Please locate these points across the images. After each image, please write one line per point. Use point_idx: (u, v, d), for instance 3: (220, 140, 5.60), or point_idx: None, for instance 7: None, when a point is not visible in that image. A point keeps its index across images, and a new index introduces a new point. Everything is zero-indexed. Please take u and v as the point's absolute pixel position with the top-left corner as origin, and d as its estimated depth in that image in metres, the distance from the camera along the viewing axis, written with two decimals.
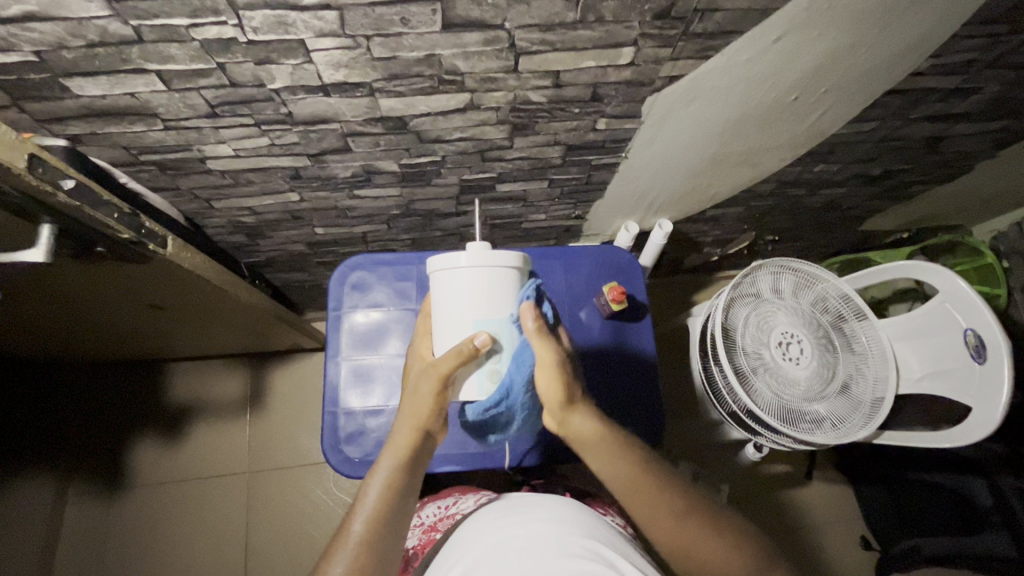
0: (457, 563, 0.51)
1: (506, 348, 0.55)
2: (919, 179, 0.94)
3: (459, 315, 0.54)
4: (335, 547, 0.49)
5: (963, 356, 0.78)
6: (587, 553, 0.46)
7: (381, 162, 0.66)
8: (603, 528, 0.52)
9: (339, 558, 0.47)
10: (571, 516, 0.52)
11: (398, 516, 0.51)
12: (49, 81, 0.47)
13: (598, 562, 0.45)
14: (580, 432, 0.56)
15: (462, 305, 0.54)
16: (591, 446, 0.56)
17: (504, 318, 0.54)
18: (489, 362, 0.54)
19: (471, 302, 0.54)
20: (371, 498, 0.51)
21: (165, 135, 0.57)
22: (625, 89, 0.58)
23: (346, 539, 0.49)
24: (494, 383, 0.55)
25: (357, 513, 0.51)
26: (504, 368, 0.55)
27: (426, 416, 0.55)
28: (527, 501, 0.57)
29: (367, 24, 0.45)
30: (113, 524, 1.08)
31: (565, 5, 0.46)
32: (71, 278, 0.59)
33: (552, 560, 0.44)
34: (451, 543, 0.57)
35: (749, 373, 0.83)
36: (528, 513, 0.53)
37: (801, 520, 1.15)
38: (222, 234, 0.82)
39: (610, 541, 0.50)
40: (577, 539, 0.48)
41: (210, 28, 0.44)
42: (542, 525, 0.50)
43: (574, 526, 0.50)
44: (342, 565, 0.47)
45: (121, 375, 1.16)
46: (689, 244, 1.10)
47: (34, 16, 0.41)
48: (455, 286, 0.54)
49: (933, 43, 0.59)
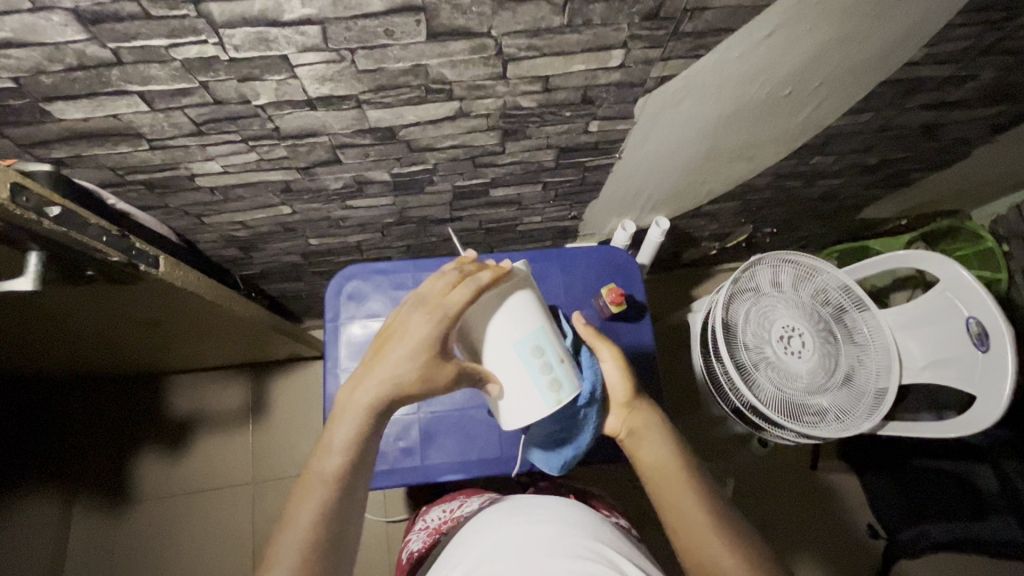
0: (459, 565, 0.50)
1: (551, 355, 0.55)
2: (916, 166, 0.93)
3: (497, 347, 0.54)
4: (301, 490, 0.46)
5: (965, 344, 0.78)
6: (589, 554, 0.46)
7: (372, 172, 0.66)
8: (604, 529, 0.52)
9: (308, 496, 0.46)
10: (574, 517, 0.52)
11: (366, 457, 0.48)
12: (29, 106, 0.47)
13: (600, 565, 0.45)
14: (642, 427, 0.59)
15: (496, 337, 0.54)
16: (648, 434, 0.59)
17: (538, 330, 0.55)
18: (544, 375, 0.54)
19: (504, 326, 0.54)
20: (337, 448, 0.47)
21: (152, 155, 0.56)
22: (616, 91, 0.57)
23: (313, 482, 0.46)
24: (557, 394, 0.54)
25: (326, 456, 0.47)
26: (559, 376, 0.55)
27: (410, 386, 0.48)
28: (529, 500, 0.56)
29: (350, 36, 0.44)
30: (120, 541, 1.08)
31: (552, 10, 0.45)
32: (63, 302, 0.59)
33: (555, 561, 0.44)
34: (453, 546, 0.56)
35: (751, 368, 0.83)
36: (529, 513, 0.52)
37: (809, 510, 1.14)
38: (216, 249, 0.81)
39: (612, 542, 0.50)
40: (579, 540, 0.48)
41: (191, 48, 0.43)
42: (545, 525, 0.49)
43: (577, 527, 0.50)
44: (311, 507, 0.45)
45: (121, 389, 1.16)
46: (687, 239, 1.09)
47: (10, 43, 0.40)
48: (481, 318, 0.54)
49: (927, 32, 0.58)
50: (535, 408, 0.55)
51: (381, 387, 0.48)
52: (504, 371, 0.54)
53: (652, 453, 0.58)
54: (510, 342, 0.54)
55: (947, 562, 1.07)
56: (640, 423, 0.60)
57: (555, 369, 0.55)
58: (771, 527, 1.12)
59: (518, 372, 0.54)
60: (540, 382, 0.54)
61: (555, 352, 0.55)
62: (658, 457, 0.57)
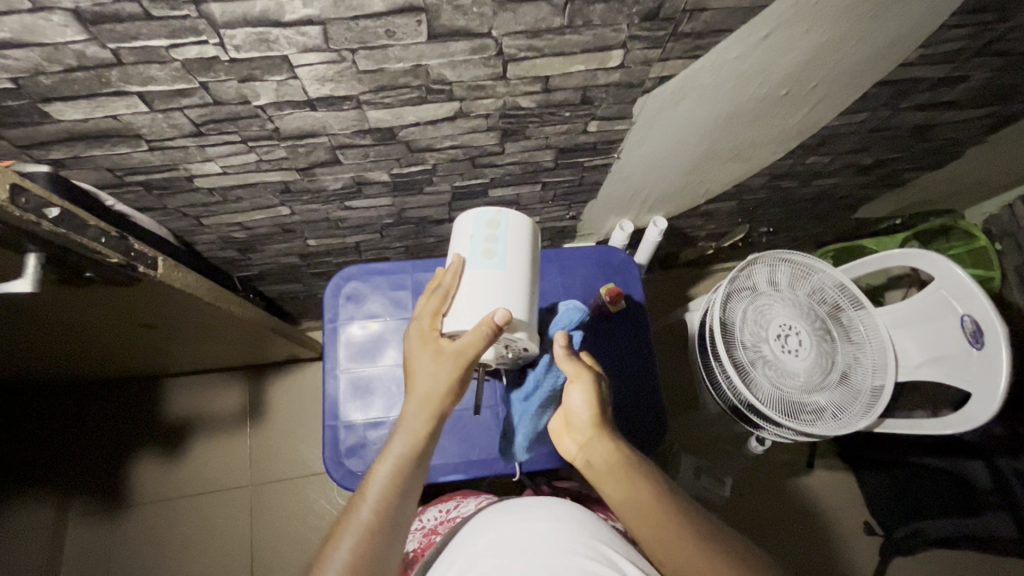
0: (456, 564, 0.49)
1: (475, 247, 0.57)
2: (910, 166, 0.94)
3: (510, 276, 0.56)
4: (339, 532, 0.47)
5: (961, 342, 0.78)
6: (591, 553, 0.45)
7: (372, 172, 0.66)
8: (600, 528, 0.50)
9: (365, 503, 0.48)
10: (569, 514, 0.51)
11: (418, 470, 0.52)
12: (28, 107, 0.46)
13: (597, 562, 0.44)
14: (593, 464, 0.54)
15: (507, 286, 0.56)
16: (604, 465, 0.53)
17: (472, 269, 0.57)
18: (494, 241, 0.57)
19: (486, 291, 0.56)
20: (378, 485, 0.49)
21: (151, 156, 0.56)
22: (615, 92, 0.58)
23: (351, 526, 0.47)
24: (498, 217, 0.58)
25: (363, 499, 0.49)
26: (482, 232, 0.58)
27: (440, 396, 0.53)
28: (529, 499, 0.55)
29: (351, 37, 0.44)
30: (115, 545, 1.07)
31: (551, 11, 0.45)
32: (58, 304, 0.58)
33: (556, 560, 0.43)
34: (450, 545, 0.55)
35: (749, 366, 0.83)
36: (530, 512, 0.51)
37: (809, 509, 1.14)
38: (214, 250, 0.81)
39: (608, 539, 0.48)
40: (580, 539, 0.46)
41: (191, 48, 0.43)
42: (537, 522, 0.49)
43: (576, 526, 0.48)
44: (348, 550, 0.46)
45: (118, 392, 1.15)
46: (684, 239, 1.10)
47: (9, 44, 0.40)
48: (489, 310, 0.55)
49: (921, 35, 0.59)
50: (521, 225, 0.59)
51: (423, 406, 0.53)
52: (523, 262, 0.58)
53: (614, 494, 0.51)
54: (499, 274, 0.56)
55: (944, 558, 1.08)
56: (596, 459, 0.54)
57: (477, 232, 0.58)
58: (771, 526, 1.13)
59: (510, 247, 0.57)
60: (503, 229, 0.58)
61: (465, 242, 0.58)
62: (620, 496, 0.51)
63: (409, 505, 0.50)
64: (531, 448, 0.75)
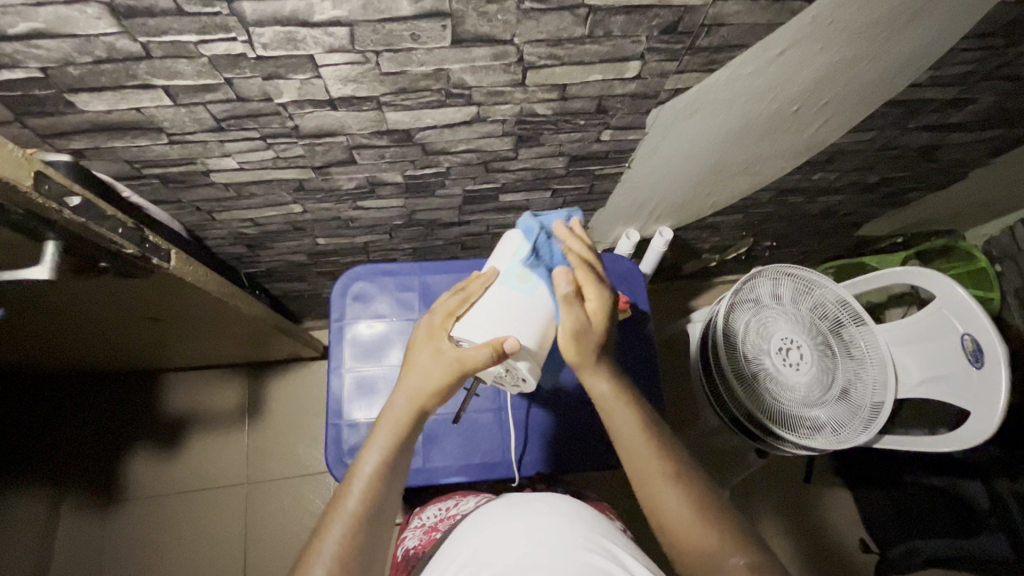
0: (455, 558, 0.49)
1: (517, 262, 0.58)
2: (914, 186, 0.95)
3: (536, 307, 0.56)
4: (326, 521, 0.48)
5: (961, 361, 0.79)
6: (592, 545, 0.45)
7: (386, 173, 0.66)
8: (602, 522, 0.50)
9: (352, 494, 0.49)
10: (569, 507, 0.51)
11: (400, 471, 0.52)
12: (54, 97, 0.47)
13: (599, 555, 0.44)
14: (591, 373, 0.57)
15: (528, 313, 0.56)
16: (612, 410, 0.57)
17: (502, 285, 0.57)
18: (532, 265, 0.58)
19: (506, 312, 0.56)
20: (365, 476, 0.50)
21: (170, 149, 0.56)
22: (630, 102, 0.59)
23: (339, 516, 0.48)
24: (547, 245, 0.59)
25: (350, 488, 0.50)
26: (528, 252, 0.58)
27: (429, 394, 0.54)
28: (527, 495, 0.55)
29: (376, 40, 0.45)
30: (107, 539, 1.06)
31: (573, 21, 0.46)
32: (68, 293, 0.58)
33: (557, 554, 0.43)
34: (448, 542, 0.55)
35: (750, 378, 0.85)
36: (529, 505, 0.51)
37: (806, 524, 1.14)
38: (223, 245, 0.81)
39: (607, 531, 0.49)
40: (582, 531, 0.47)
41: (220, 44, 0.43)
42: (538, 514, 0.49)
43: (576, 518, 0.49)
44: (335, 539, 0.47)
45: (117, 384, 1.15)
46: (689, 250, 1.11)
47: (42, 34, 0.41)
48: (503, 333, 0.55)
49: (930, 57, 0.60)
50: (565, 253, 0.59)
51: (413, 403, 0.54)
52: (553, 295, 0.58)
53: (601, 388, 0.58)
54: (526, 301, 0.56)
55: None
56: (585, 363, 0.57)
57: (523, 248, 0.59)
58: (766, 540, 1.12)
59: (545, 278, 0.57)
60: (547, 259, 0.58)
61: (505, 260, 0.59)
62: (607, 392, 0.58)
63: (393, 498, 0.51)
64: (530, 454, 0.75)
